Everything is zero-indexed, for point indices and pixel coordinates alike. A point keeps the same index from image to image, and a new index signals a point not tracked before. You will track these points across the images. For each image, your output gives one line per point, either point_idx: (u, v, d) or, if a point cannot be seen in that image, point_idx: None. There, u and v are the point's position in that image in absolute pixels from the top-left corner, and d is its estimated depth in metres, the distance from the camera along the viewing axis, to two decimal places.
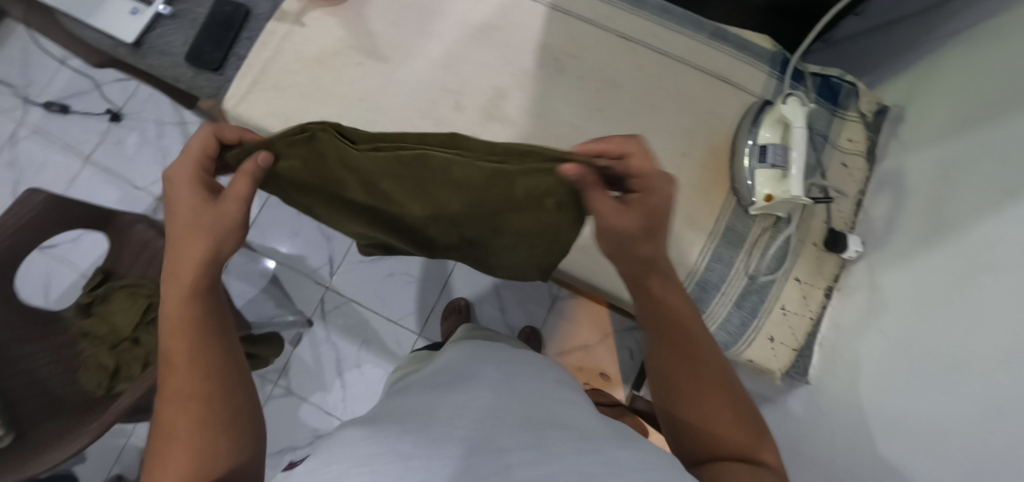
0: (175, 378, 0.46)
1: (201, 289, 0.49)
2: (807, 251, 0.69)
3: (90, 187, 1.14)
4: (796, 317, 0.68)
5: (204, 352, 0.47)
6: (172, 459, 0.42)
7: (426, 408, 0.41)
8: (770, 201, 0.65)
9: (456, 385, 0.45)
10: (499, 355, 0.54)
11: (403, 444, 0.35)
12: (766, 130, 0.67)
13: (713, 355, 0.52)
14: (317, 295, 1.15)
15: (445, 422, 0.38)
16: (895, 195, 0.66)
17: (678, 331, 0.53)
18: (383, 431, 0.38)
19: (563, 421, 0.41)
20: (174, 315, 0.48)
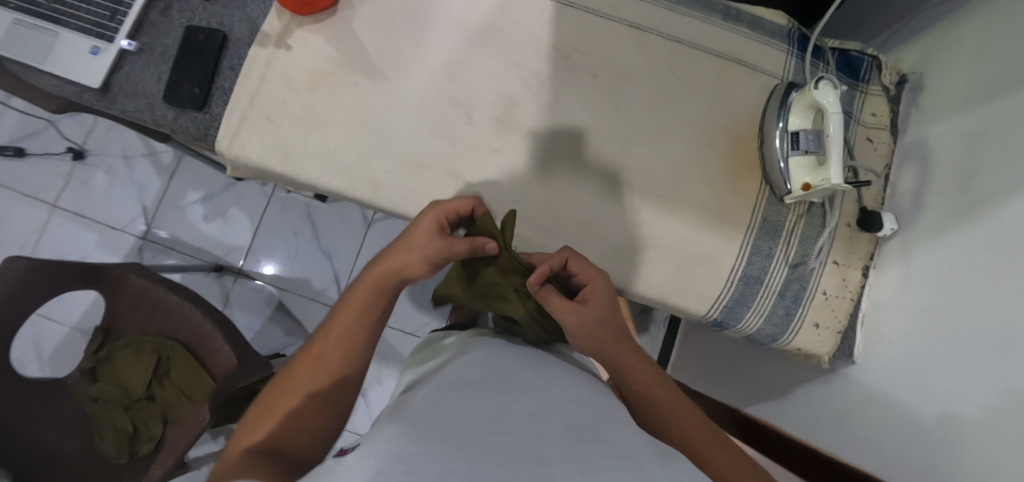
0: (304, 379, 0.50)
1: (381, 299, 0.54)
2: (840, 232, 0.69)
3: (65, 234, 1.06)
4: (837, 300, 0.68)
5: (352, 341, 0.52)
6: (278, 409, 0.49)
7: (468, 406, 0.38)
8: (807, 191, 0.64)
9: (486, 382, 0.43)
10: (537, 361, 0.51)
11: (446, 445, 0.32)
12: (795, 116, 0.65)
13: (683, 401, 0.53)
14: None
15: (486, 424, 0.35)
16: (921, 168, 0.66)
17: (680, 419, 0.52)
18: (421, 427, 0.34)
19: (596, 430, 0.39)
20: (355, 306, 0.53)
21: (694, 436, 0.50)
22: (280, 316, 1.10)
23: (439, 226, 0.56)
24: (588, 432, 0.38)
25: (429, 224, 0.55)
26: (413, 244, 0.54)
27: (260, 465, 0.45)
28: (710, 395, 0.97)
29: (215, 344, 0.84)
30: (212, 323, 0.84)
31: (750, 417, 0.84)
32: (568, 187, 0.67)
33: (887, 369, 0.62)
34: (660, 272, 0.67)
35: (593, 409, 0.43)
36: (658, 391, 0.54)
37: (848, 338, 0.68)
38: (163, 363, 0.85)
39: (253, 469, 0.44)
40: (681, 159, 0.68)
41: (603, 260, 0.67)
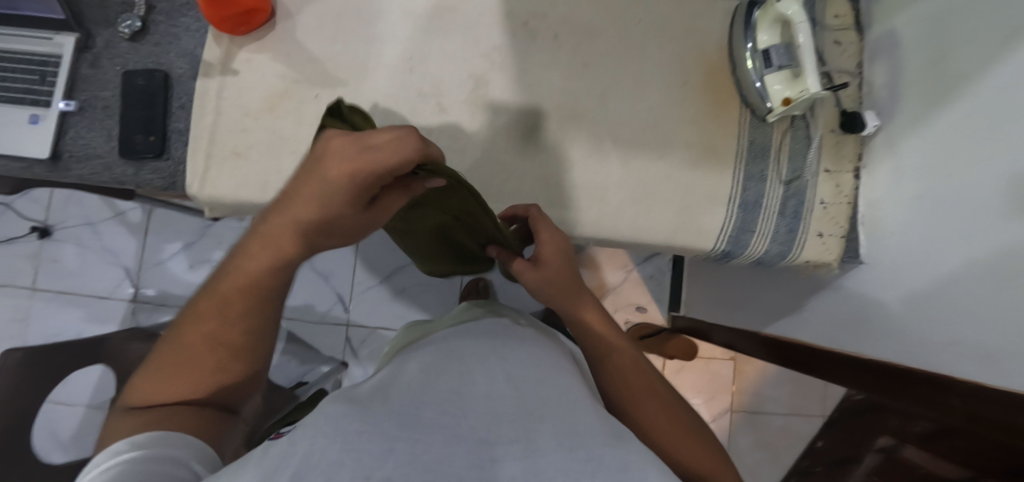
0: (195, 352, 0.42)
1: (282, 268, 0.42)
2: (826, 139, 0.69)
3: (50, 314, 1.04)
4: (835, 207, 0.69)
5: (252, 315, 0.42)
6: (171, 373, 0.41)
7: (416, 385, 0.37)
8: (788, 105, 0.63)
9: (444, 360, 0.41)
10: (497, 332, 0.49)
11: (388, 426, 0.31)
12: (763, 32, 0.65)
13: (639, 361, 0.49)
14: (340, 335, 1.11)
15: (435, 405, 0.34)
16: (892, 60, 0.66)
17: (631, 381, 0.47)
18: (366, 407, 0.33)
19: (550, 406, 0.37)
20: (252, 274, 0.42)
21: (646, 394, 0.46)
22: (292, 346, 1.09)
23: (359, 192, 0.40)
24: (541, 406, 0.36)
25: (342, 192, 0.40)
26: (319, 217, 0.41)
27: (183, 412, 0.40)
28: (726, 324, 0.99)
29: None
30: None
31: (769, 337, 0.86)
32: (554, 154, 0.66)
33: (896, 261, 0.64)
34: (662, 217, 0.67)
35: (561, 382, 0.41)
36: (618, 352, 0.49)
37: (852, 241, 0.70)
38: None
39: (176, 417, 0.40)
40: (659, 100, 0.68)
41: (606, 219, 0.67)
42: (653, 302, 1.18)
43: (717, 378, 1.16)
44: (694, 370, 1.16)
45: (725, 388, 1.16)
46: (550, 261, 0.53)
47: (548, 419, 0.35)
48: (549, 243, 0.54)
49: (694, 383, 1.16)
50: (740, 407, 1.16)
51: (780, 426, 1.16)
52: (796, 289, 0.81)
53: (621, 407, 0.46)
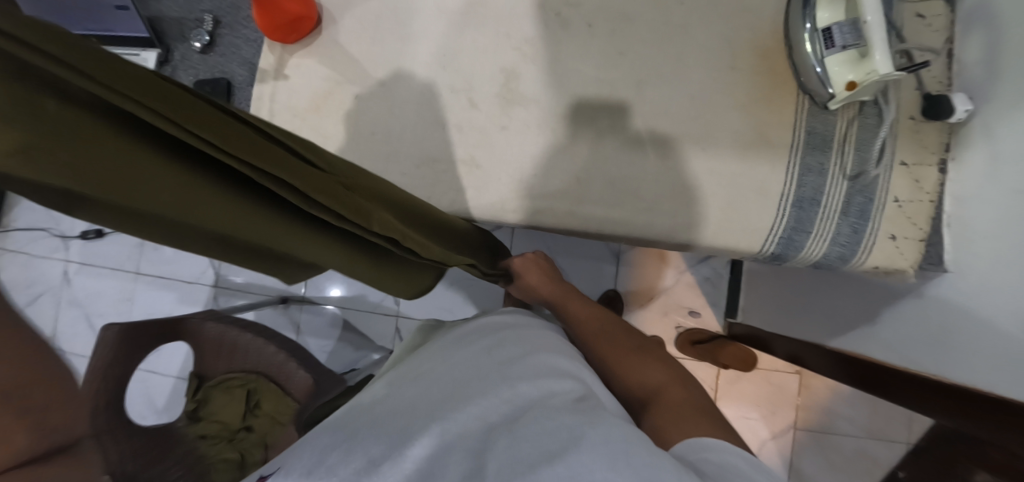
0: None
1: None
2: (904, 128, 0.60)
3: (151, 296, 1.19)
4: (914, 205, 0.60)
5: None
6: None
7: (409, 396, 0.48)
8: (854, 89, 0.56)
9: (440, 370, 0.50)
10: (488, 334, 0.56)
11: (372, 449, 0.41)
12: (823, 9, 0.58)
13: (623, 338, 0.59)
14: (391, 326, 1.15)
15: (425, 421, 0.43)
16: (990, 31, 0.56)
17: (599, 338, 0.60)
18: (353, 437, 0.44)
19: (530, 401, 0.43)
20: None
21: (627, 362, 0.56)
22: (348, 334, 1.16)
23: None
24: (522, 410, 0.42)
25: None
26: None
27: None
28: (787, 335, 0.91)
29: (292, 370, 0.90)
30: (286, 351, 0.91)
31: (834, 351, 0.78)
32: (585, 148, 0.63)
33: (994, 270, 0.54)
34: (704, 215, 0.62)
35: (545, 379, 0.46)
36: (590, 323, 0.62)
37: (934, 245, 0.60)
38: (254, 396, 0.91)
39: None
40: (702, 88, 0.63)
41: (641, 216, 0.63)
42: (708, 306, 1.11)
43: (780, 392, 1.07)
44: (751, 381, 1.09)
45: (788, 402, 1.07)
46: (535, 279, 0.69)
47: (517, 424, 0.40)
48: (526, 267, 0.70)
49: (751, 397, 1.08)
50: (806, 425, 1.07)
51: (851, 451, 1.05)
52: (868, 298, 0.72)
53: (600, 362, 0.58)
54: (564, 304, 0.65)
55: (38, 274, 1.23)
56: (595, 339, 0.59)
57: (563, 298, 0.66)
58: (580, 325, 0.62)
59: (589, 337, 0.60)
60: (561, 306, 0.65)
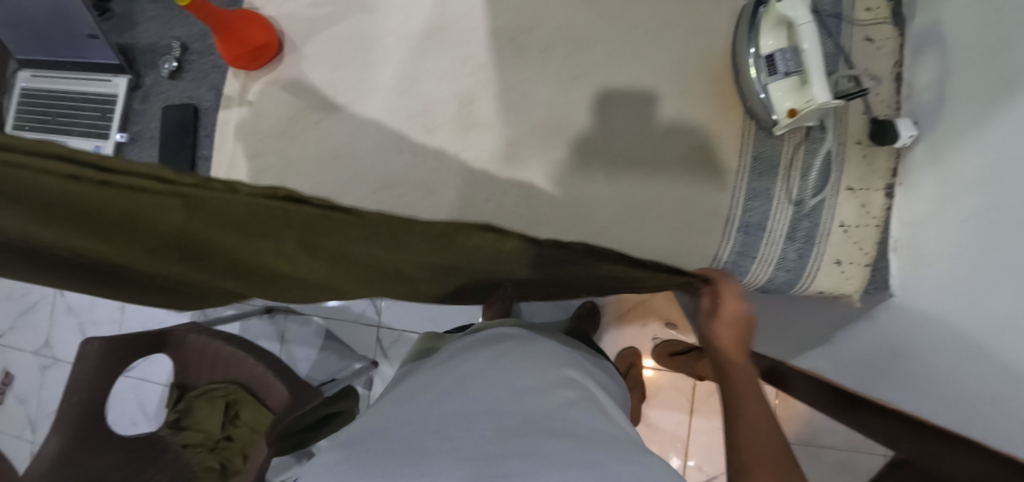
0: None
1: None
2: (852, 152, 0.60)
3: (142, 305, 1.23)
4: (860, 230, 0.60)
5: None
6: None
7: (430, 401, 0.48)
8: (794, 116, 0.56)
9: (457, 383, 0.51)
10: (497, 348, 0.57)
11: (383, 463, 0.39)
12: (766, 37, 0.58)
13: (753, 406, 0.46)
14: (373, 335, 1.18)
15: (436, 433, 0.42)
16: (941, 56, 0.56)
17: (733, 400, 0.48)
18: (354, 450, 0.42)
19: (547, 418, 0.43)
20: None
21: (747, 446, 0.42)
22: (332, 343, 1.19)
23: None
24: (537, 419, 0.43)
25: None
26: None
27: None
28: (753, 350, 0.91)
29: (270, 384, 0.91)
30: (265, 365, 0.93)
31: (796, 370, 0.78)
32: (537, 173, 0.64)
33: (935, 296, 0.54)
34: (653, 240, 0.63)
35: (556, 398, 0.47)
36: (730, 378, 0.50)
37: (882, 269, 0.60)
38: (234, 406, 0.94)
39: None
40: (652, 112, 0.63)
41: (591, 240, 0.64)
42: (685, 317, 1.12)
43: None
44: None
45: (769, 414, 1.07)
46: None
47: (544, 444, 0.39)
48: None
49: None
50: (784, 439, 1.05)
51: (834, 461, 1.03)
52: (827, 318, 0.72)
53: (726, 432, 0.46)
54: (726, 363, 0.52)
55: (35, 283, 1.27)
56: (728, 408, 0.47)
57: (724, 353, 0.53)
58: (726, 385, 0.50)
59: (729, 401, 0.48)
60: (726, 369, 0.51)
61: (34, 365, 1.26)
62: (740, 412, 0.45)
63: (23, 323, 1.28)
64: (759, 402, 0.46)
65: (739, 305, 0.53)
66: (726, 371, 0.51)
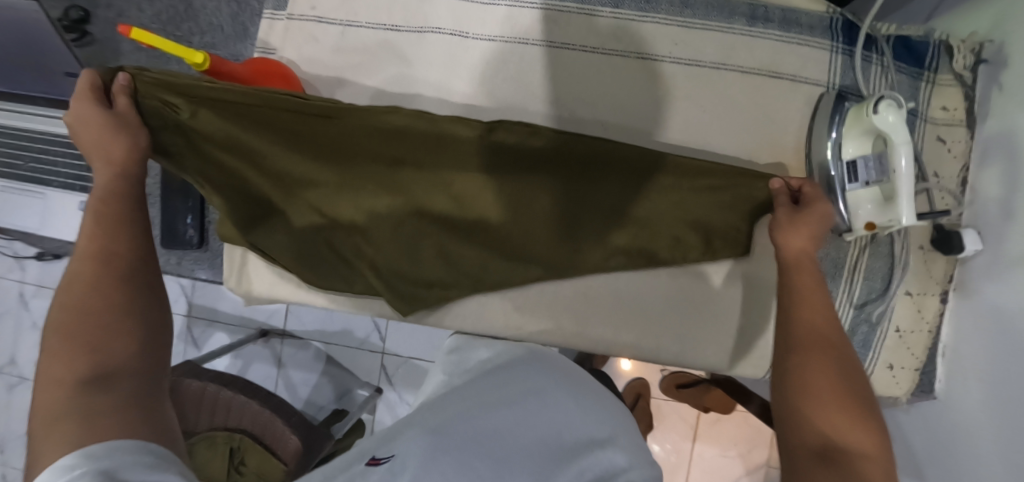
0: (89, 273, 0.44)
1: (111, 227, 0.47)
2: (914, 258, 0.60)
3: None
4: (913, 335, 0.61)
5: (104, 284, 0.44)
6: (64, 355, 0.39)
7: (484, 384, 0.51)
8: (872, 229, 0.55)
9: (499, 368, 0.55)
10: (534, 290, 0.62)
11: (475, 464, 0.41)
12: (850, 143, 0.56)
13: (828, 366, 0.45)
14: (376, 361, 1.13)
15: (500, 426, 0.45)
16: (1008, 166, 0.54)
17: (795, 293, 0.49)
18: (434, 433, 0.43)
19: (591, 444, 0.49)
20: (93, 247, 0.45)
21: (811, 399, 0.44)
22: (333, 368, 1.14)
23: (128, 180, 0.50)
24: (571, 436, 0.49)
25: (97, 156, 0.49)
26: (105, 204, 0.48)
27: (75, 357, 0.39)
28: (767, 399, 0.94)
29: (280, 431, 0.87)
30: (270, 410, 0.88)
31: None
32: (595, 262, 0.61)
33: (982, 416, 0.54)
34: (710, 340, 0.61)
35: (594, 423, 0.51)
36: (801, 274, 0.50)
37: (928, 372, 0.61)
38: (237, 454, 0.87)
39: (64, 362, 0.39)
40: None
41: (647, 336, 0.62)
42: None
43: (756, 432, 1.11)
44: (732, 421, 1.12)
45: (764, 442, 1.10)
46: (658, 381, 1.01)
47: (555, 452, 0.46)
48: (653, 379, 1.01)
49: (730, 435, 1.11)
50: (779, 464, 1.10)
51: None
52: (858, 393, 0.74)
53: (780, 309, 0.51)
54: (794, 318, 0.48)
55: None
56: (801, 356, 0.46)
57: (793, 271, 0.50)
58: (788, 335, 0.48)
59: (797, 349, 0.47)
60: (801, 345, 0.47)
61: None
62: (804, 326, 0.48)
63: None
64: (826, 318, 0.48)
65: (820, 220, 0.50)
66: (784, 311, 0.50)
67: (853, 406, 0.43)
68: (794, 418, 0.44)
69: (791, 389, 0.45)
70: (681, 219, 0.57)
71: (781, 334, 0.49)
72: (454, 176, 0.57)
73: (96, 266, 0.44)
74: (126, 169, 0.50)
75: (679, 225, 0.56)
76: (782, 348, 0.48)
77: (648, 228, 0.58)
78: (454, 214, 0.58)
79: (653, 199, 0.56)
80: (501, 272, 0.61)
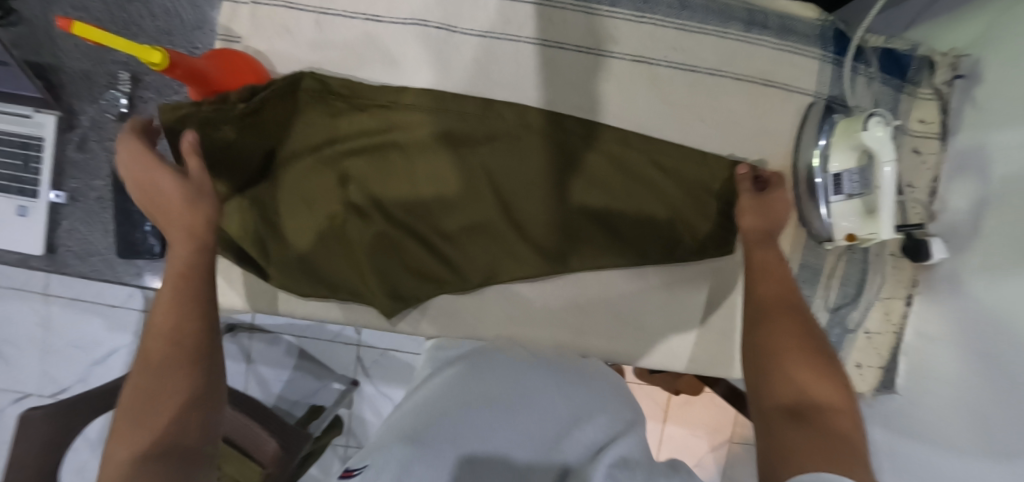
0: (165, 363, 0.42)
1: (185, 304, 0.45)
2: (885, 264, 0.63)
3: (67, 321, 1.04)
4: (880, 336, 0.64)
5: (171, 381, 0.42)
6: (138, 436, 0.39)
7: (476, 365, 0.49)
8: (853, 241, 0.57)
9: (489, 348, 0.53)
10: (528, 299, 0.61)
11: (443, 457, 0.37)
12: (835, 156, 0.56)
13: (790, 329, 0.48)
14: (352, 354, 1.11)
15: (496, 408, 0.42)
16: (978, 181, 0.57)
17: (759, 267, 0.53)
18: (423, 425, 0.41)
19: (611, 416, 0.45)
20: (168, 322, 0.44)
21: (776, 355, 0.47)
22: (306, 362, 1.11)
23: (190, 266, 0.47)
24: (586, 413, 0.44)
25: (179, 232, 0.48)
26: (184, 277, 0.46)
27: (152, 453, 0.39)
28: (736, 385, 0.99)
29: (260, 437, 0.84)
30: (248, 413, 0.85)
31: None
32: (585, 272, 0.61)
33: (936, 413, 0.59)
34: (700, 346, 0.62)
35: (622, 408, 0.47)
36: (763, 250, 0.53)
37: (891, 370, 0.65)
38: None
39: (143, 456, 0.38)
40: None
41: (637, 343, 0.62)
42: None
43: (722, 412, 1.17)
44: (702, 405, 1.18)
45: (729, 421, 1.17)
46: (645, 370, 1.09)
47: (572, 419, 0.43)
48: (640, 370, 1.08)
49: (699, 416, 1.17)
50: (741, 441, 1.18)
51: None
52: None
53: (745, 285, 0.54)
54: (753, 281, 0.52)
55: None
56: (764, 320, 0.49)
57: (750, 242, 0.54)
58: (750, 298, 0.52)
59: (759, 313, 0.50)
60: (760, 304, 0.51)
61: None
62: (763, 299, 0.51)
63: None
64: (782, 281, 0.51)
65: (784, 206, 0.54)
66: (748, 279, 0.53)
67: (816, 360, 0.45)
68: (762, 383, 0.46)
69: (760, 355, 0.47)
70: (661, 212, 0.58)
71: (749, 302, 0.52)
72: (421, 160, 0.57)
73: (186, 343, 0.44)
74: (199, 241, 0.48)
75: (658, 213, 0.58)
76: (747, 321, 0.51)
77: (624, 222, 0.58)
78: (432, 212, 0.58)
79: (622, 188, 0.58)
80: (483, 271, 0.59)
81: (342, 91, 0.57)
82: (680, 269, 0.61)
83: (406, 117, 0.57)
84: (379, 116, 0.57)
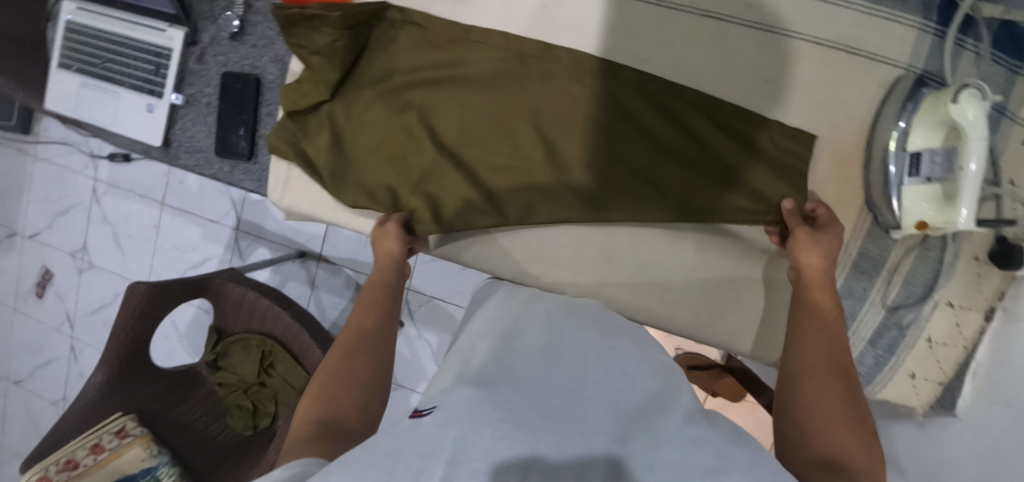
0: (357, 354, 0.47)
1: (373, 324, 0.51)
2: (963, 267, 0.56)
3: (176, 228, 1.22)
4: (945, 349, 0.58)
5: (358, 366, 0.46)
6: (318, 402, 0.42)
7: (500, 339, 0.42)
8: (924, 229, 0.52)
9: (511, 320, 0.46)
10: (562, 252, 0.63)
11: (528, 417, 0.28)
12: (919, 133, 0.51)
13: (838, 382, 0.41)
14: (402, 296, 1.19)
15: (558, 378, 0.34)
16: None
17: (814, 311, 0.48)
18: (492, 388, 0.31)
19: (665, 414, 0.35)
20: (364, 328, 0.50)
21: (813, 410, 0.39)
22: None
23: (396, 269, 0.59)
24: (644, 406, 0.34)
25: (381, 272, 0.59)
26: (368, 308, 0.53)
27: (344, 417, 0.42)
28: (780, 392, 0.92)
29: (304, 345, 0.89)
30: (300, 323, 0.90)
31: None
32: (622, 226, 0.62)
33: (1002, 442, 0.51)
34: (738, 317, 0.60)
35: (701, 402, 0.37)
36: (813, 290, 0.50)
37: (954, 390, 0.58)
38: (268, 357, 0.94)
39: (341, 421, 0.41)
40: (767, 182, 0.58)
41: (666, 304, 0.62)
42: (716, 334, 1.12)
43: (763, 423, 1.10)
44: (738, 409, 1.12)
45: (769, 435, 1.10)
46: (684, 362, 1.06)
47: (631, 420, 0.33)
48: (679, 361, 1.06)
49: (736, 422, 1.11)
50: None
51: None
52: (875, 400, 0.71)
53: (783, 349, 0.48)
54: (799, 334, 0.47)
55: (71, 187, 1.27)
56: (806, 373, 0.43)
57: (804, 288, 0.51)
58: (794, 354, 0.46)
59: (801, 369, 0.44)
60: (804, 356, 0.45)
61: (70, 267, 1.29)
62: (806, 352, 0.45)
63: (60, 224, 1.29)
64: (831, 340, 0.45)
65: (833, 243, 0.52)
66: (796, 331, 0.47)
67: (857, 425, 0.38)
68: (799, 431, 0.39)
69: (794, 415, 0.40)
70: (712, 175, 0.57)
71: (784, 363, 0.46)
72: (479, 92, 0.61)
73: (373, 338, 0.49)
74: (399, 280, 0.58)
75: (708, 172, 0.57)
76: (785, 375, 0.44)
77: (667, 177, 0.58)
78: (482, 144, 0.62)
79: (672, 142, 0.58)
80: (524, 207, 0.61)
81: (419, 23, 0.63)
82: (714, 233, 0.60)
83: (474, 52, 0.62)
84: (447, 51, 0.63)
